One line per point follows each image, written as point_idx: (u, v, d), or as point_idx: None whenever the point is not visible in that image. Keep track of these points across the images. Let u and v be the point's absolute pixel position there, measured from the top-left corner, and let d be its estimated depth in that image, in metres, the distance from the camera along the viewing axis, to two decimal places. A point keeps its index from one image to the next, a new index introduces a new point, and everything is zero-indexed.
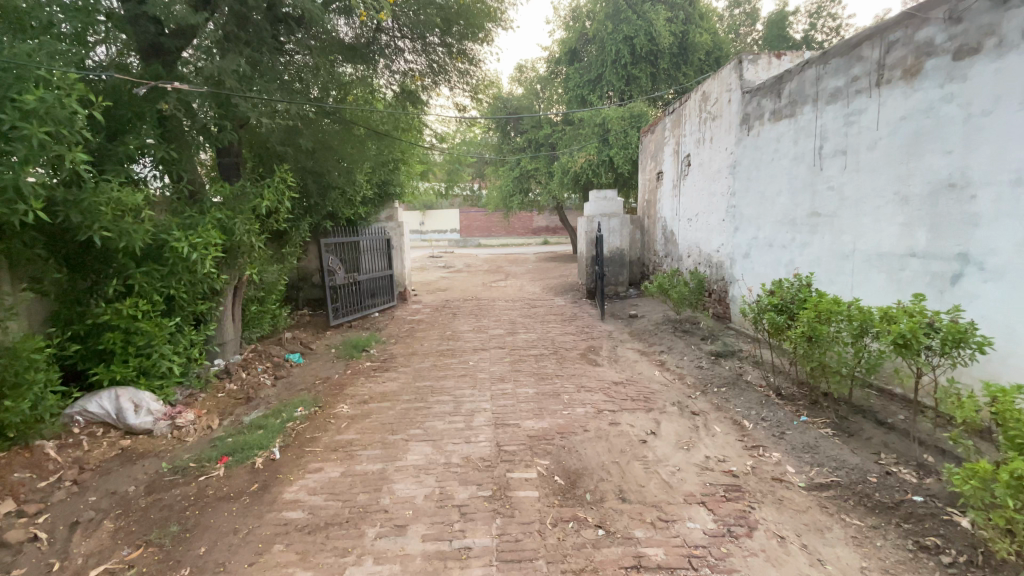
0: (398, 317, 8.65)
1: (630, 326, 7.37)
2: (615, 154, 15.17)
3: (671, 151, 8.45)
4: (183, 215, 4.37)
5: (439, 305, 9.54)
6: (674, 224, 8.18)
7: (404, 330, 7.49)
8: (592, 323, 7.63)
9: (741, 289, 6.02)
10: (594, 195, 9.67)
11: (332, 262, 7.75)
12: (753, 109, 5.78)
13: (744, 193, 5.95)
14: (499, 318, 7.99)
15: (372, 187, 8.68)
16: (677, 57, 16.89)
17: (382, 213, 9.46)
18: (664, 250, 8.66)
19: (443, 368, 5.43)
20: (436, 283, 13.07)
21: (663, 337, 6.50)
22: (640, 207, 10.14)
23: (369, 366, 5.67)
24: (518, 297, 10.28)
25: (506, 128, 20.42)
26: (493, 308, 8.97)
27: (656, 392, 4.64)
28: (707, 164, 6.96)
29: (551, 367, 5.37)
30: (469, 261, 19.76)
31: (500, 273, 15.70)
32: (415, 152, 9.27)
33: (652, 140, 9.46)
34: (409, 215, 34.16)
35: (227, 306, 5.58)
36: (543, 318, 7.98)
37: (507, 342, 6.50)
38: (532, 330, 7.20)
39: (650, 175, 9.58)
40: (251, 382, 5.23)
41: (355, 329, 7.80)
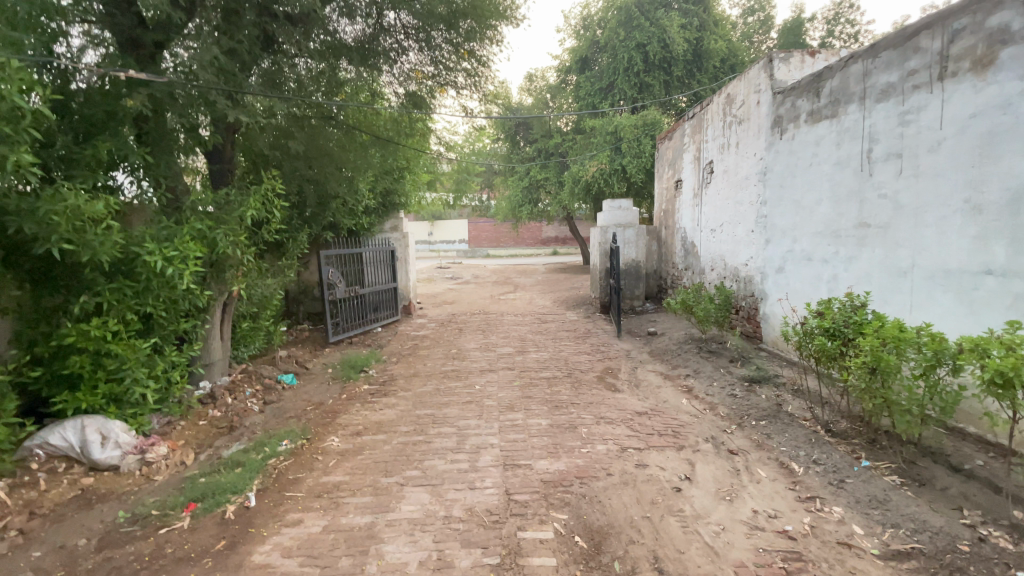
0: (402, 332, 8.18)
1: (650, 344, 6.84)
2: (628, 163, 14.70)
3: (691, 158, 7.96)
4: (159, 226, 3.95)
5: (445, 320, 9.07)
6: (696, 235, 7.67)
7: (408, 347, 7.02)
8: (608, 341, 7.10)
9: (775, 307, 5.49)
10: (608, 204, 9.19)
11: (332, 274, 7.32)
12: (787, 111, 5.28)
13: (777, 202, 5.44)
14: (508, 335, 7.50)
15: (376, 196, 8.27)
16: (691, 65, 16.46)
17: (386, 223, 9.04)
18: (684, 262, 8.14)
19: (446, 393, 4.94)
20: (443, 296, 12.61)
21: (687, 358, 5.96)
22: (656, 216, 9.63)
23: (367, 389, 5.19)
24: (528, 311, 9.79)
25: (515, 138, 20.06)
26: (502, 323, 8.48)
27: (686, 426, 4.11)
28: (733, 170, 6.46)
29: (566, 394, 4.86)
30: (477, 273, 19.32)
31: (509, 285, 15.22)
32: (421, 159, 8.85)
33: (670, 147, 8.97)
34: (417, 226, 33.89)
35: (214, 324, 5.16)
36: (554, 336, 7.47)
37: (517, 362, 6.00)
38: (544, 348, 6.69)
39: (668, 183, 9.09)
40: (237, 408, 4.78)
41: (355, 346, 7.34)
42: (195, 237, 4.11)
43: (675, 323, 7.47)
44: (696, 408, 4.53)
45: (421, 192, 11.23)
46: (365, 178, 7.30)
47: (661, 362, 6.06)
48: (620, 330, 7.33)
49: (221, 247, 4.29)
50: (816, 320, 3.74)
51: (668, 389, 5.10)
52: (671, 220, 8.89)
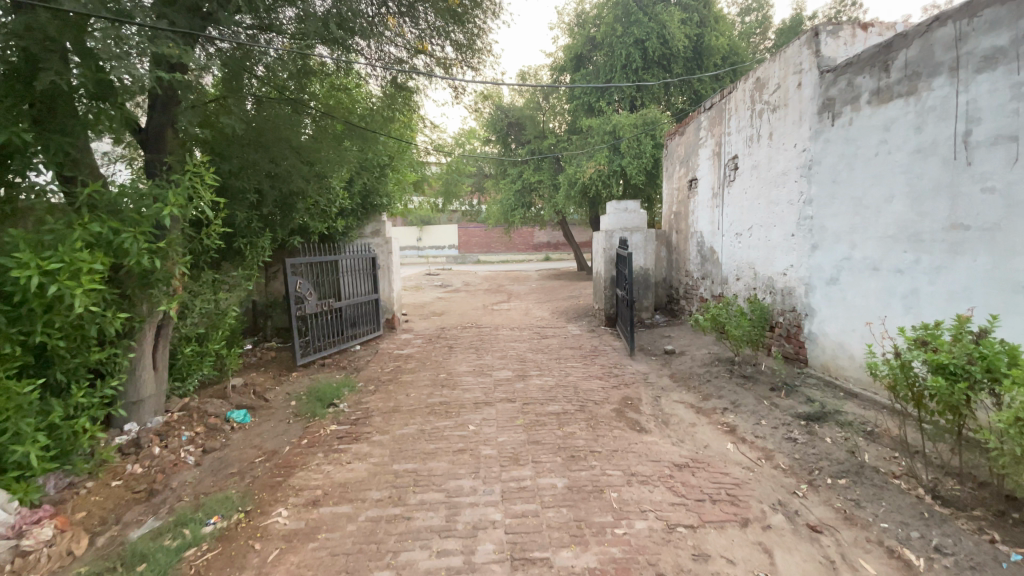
0: (384, 351, 7.16)
1: (670, 365, 5.91)
2: (628, 163, 13.80)
3: (708, 154, 7.06)
4: (40, 228, 2.93)
5: (433, 335, 8.06)
6: (716, 240, 6.80)
7: (389, 371, 6.01)
8: (620, 361, 6.16)
9: (827, 325, 4.61)
10: (613, 205, 8.22)
11: (302, 286, 6.33)
12: (839, 92, 4.42)
13: (827, 202, 4.57)
14: (505, 354, 6.53)
15: (352, 196, 7.27)
16: (690, 63, 15.68)
17: (367, 227, 7.93)
18: (701, 271, 7.23)
19: (433, 436, 3.96)
20: (431, 307, 11.57)
21: (718, 384, 5.04)
22: (664, 218, 8.70)
23: (334, 432, 4.18)
24: (525, 324, 8.81)
25: (506, 139, 19.11)
26: (497, 339, 7.50)
27: (743, 487, 3.18)
28: (765, 165, 5.59)
29: (583, 436, 3.90)
30: (467, 280, 18.33)
31: (502, 294, 14.22)
32: (403, 155, 7.86)
33: (680, 143, 8.08)
34: (405, 232, 32.81)
35: (142, 352, 4.15)
36: (559, 355, 6.52)
37: (519, 390, 5.02)
38: (548, 371, 5.73)
39: (678, 183, 8.16)
40: (167, 461, 3.76)
41: (328, 369, 6.33)
42: (95, 242, 3.11)
43: (696, 341, 6.55)
44: (748, 459, 3.60)
45: (405, 193, 10.20)
46: (337, 174, 6.34)
47: (688, 387, 5.13)
48: (631, 347, 6.33)
49: (136, 256, 3.30)
50: (925, 353, 2.83)
51: (706, 428, 4.16)
52: (683, 224, 7.98)
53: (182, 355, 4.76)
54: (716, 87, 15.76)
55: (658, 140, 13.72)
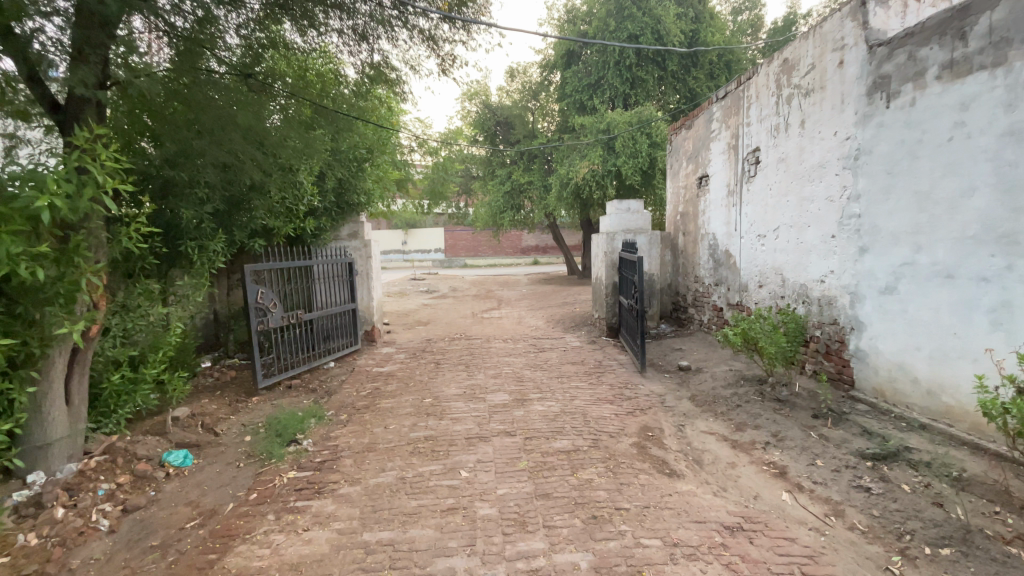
0: (361, 368, 6.33)
1: (688, 385, 5.19)
2: (624, 163, 13.01)
3: (721, 148, 6.38)
4: None
5: (417, 349, 7.24)
6: (732, 242, 6.11)
7: (365, 395, 5.18)
8: (631, 380, 5.42)
9: (881, 342, 3.93)
10: (614, 205, 7.58)
11: (265, 295, 5.47)
12: (897, 68, 3.76)
13: (881, 197, 3.90)
14: (500, 373, 5.74)
15: (324, 194, 6.44)
16: (686, 60, 14.93)
17: (342, 229, 7.10)
18: (714, 277, 6.54)
19: (415, 489, 3.16)
20: (416, 315, 10.72)
21: (751, 410, 4.32)
22: (669, 219, 7.98)
23: (292, 481, 3.36)
24: (518, 335, 8.03)
25: (494, 139, 18.33)
26: (489, 353, 6.72)
27: (821, 563, 2.45)
28: (795, 157, 4.91)
29: (603, 485, 3.14)
30: (454, 285, 17.56)
31: (491, 300, 13.41)
32: (380, 150, 7.06)
33: (686, 138, 7.40)
34: (389, 236, 31.82)
35: (52, 382, 3.29)
36: (560, 372, 5.76)
37: (520, 420, 4.24)
38: (550, 393, 4.97)
39: (684, 180, 7.45)
40: (70, 528, 2.90)
41: (296, 392, 5.48)
42: None
43: (713, 356, 5.83)
44: (812, 516, 2.86)
45: (386, 193, 9.34)
46: (304, 168, 5.53)
47: (715, 413, 4.40)
48: (642, 362, 5.60)
49: (8, 262, 2.47)
50: None
51: (749, 470, 3.43)
52: (690, 226, 7.27)
53: (110, 383, 3.88)
54: (712, 85, 15.16)
55: (654, 140, 13.05)
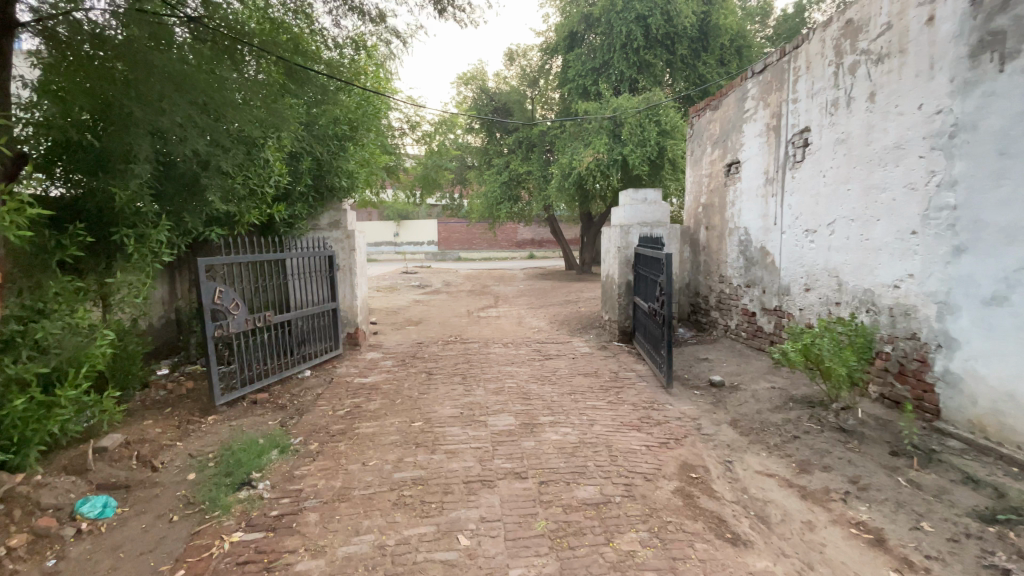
0: (342, 378, 5.47)
1: (725, 406, 4.40)
2: (631, 152, 12.08)
3: (757, 130, 5.57)
4: None
5: (406, 354, 6.37)
6: (770, 238, 5.32)
7: (343, 415, 4.33)
8: (656, 398, 4.62)
9: (984, 365, 3.16)
10: (629, 193, 6.67)
11: (225, 295, 4.60)
12: (1016, 20, 2.95)
13: (988, 184, 3.12)
14: (503, 387, 4.91)
15: (303, 177, 5.56)
16: (696, 43, 14.08)
17: (322, 217, 6.21)
18: (745, 278, 5.75)
19: (397, 568, 2.34)
20: (406, 313, 9.83)
21: (813, 444, 3.54)
22: (689, 211, 7.15)
23: (236, 550, 2.54)
24: (520, 338, 7.20)
25: (491, 127, 17.39)
26: (489, 361, 5.88)
27: None
28: (862, 136, 4.12)
29: (652, 562, 2.36)
30: (448, 279, 16.67)
31: (487, 296, 12.54)
32: (365, 125, 6.14)
33: (712, 120, 6.57)
34: (380, 227, 30.78)
35: None
36: (573, 387, 4.95)
37: (532, 455, 3.41)
38: (565, 415, 4.15)
39: (708, 168, 6.64)
40: None
41: (261, 409, 4.62)
42: None
43: (748, 372, 5.04)
44: None
45: (374, 179, 8.42)
46: (270, 142, 4.64)
47: (768, 446, 3.62)
48: (667, 376, 4.80)
49: None
50: None
51: (833, 535, 2.65)
52: (715, 219, 6.45)
53: (29, 406, 3.05)
54: (723, 71, 14.30)
55: (664, 128, 12.17)
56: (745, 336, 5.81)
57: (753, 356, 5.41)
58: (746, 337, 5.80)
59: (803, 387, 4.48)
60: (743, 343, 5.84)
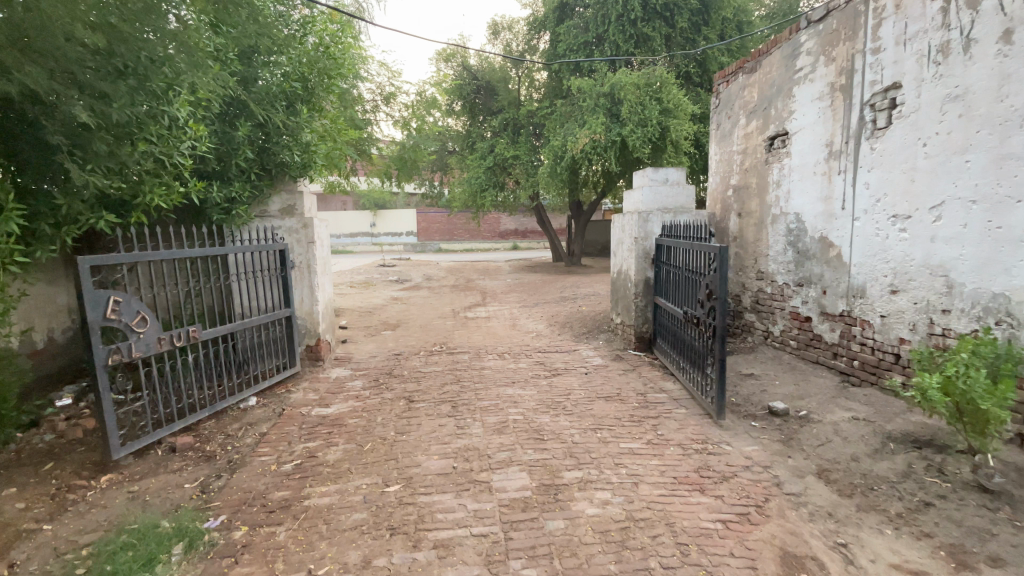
0: (296, 407, 4.24)
1: (801, 448, 3.36)
2: (630, 132, 10.92)
3: (815, 93, 4.51)
4: None
5: (381, 371, 5.15)
6: (833, 226, 4.29)
7: (290, 473, 3.12)
8: (707, 437, 3.54)
9: None
10: (648, 173, 5.53)
11: (127, 307, 3.33)
12: None
13: None
14: (506, 420, 3.74)
15: (245, 147, 4.30)
16: (696, 16, 12.90)
17: (273, 202, 4.96)
18: (796, 275, 4.74)
19: None
20: (382, 314, 8.56)
21: (957, 519, 2.52)
22: (713, 195, 6.09)
23: None
24: (518, 346, 6.03)
25: (474, 108, 16.05)
26: (484, 379, 4.70)
27: None
28: (989, 91, 3.10)
29: None
30: (428, 273, 15.40)
31: (473, 293, 11.32)
32: (323, 85, 4.86)
33: (747, 86, 5.49)
34: (356, 217, 29.17)
35: None
36: (597, 417, 3.83)
37: (566, 550, 2.30)
38: (598, 468, 3.03)
39: (741, 143, 5.58)
40: None
41: (180, 463, 3.40)
42: None
43: (812, 398, 4.01)
44: None
45: (339, 158, 7.11)
46: (183, 94, 3.39)
47: (891, 520, 2.59)
48: (719, 408, 3.71)
49: None
50: None
51: None
52: (751, 203, 5.37)
53: None
54: (724, 48, 13.16)
55: (666, 105, 11.03)
56: (795, 346, 4.80)
57: (812, 375, 4.38)
58: (796, 346, 4.79)
59: (898, 420, 3.46)
60: (792, 355, 4.83)
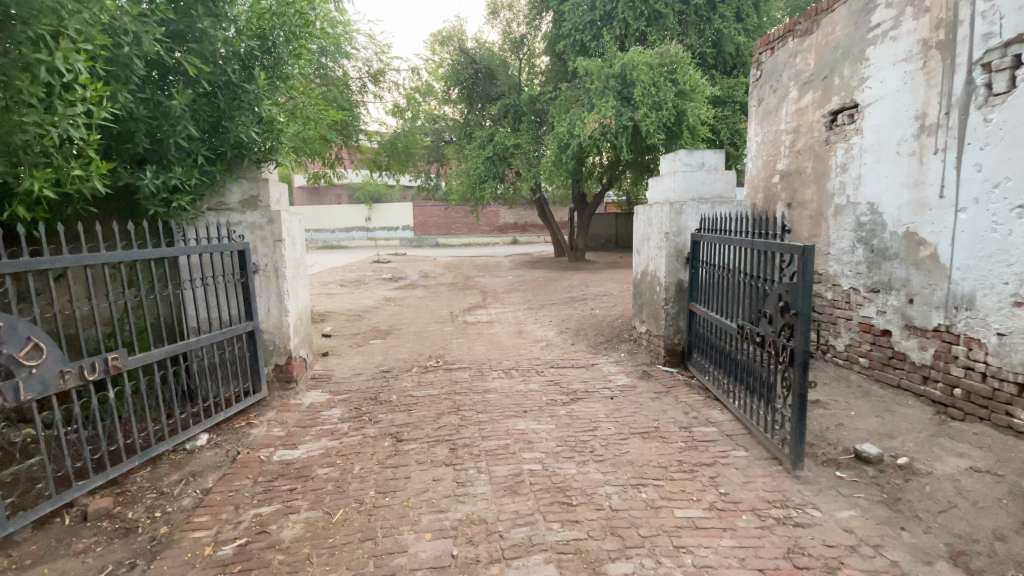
0: (254, 449, 3.37)
1: (916, 516, 2.52)
2: (642, 117, 10.01)
3: (898, 54, 3.65)
4: None
5: (365, 394, 4.28)
6: (925, 218, 3.44)
7: (227, 563, 2.27)
8: (786, 497, 2.70)
9: None
10: (680, 156, 4.69)
11: (9, 333, 2.48)
12: None
13: None
14: (521, 471, 2.88)
15: (190, 123, 3.43)
16: None
17: (233, 193, 4.09)
18: (869, 279, 3.90)
19: None
20: (373, 318, 7.68)
21: None
22: (754, 182, 5.24)
23: None
24: (527, 360, 5.16)
25: (472, 94, 15.10)
26: (490, 408, 3.84)
27: None
28: None
29: None
30: (425, 270, 14.55)
31: (473, 292, 10.46)
32: (289, 47, 3.98)
33: (799, 52, 4.62)
34: (351, 211, 28.25)
35: None
36: (638, 466, 2.98)
37: None
38: (653, 557, 2.19)
39: (791, 121, 4.71)
40: None
41: (89, 539, 2.55)
42: None
43: (906, 438, 3.17)
44: None
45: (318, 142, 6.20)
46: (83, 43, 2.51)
47: None
48: (795, 457, 2.89)
49: None
50: None
51: None
52: (806, 191, 4.52)
53: None
54: (741, 27, 12.22)
55: (681, 87, 10.12)
56: (866, 365, 3.98)
57: (896, 405, 3.54)
58: (867, 365, 3.96)
59: None
60: (862, 375, 4.01)
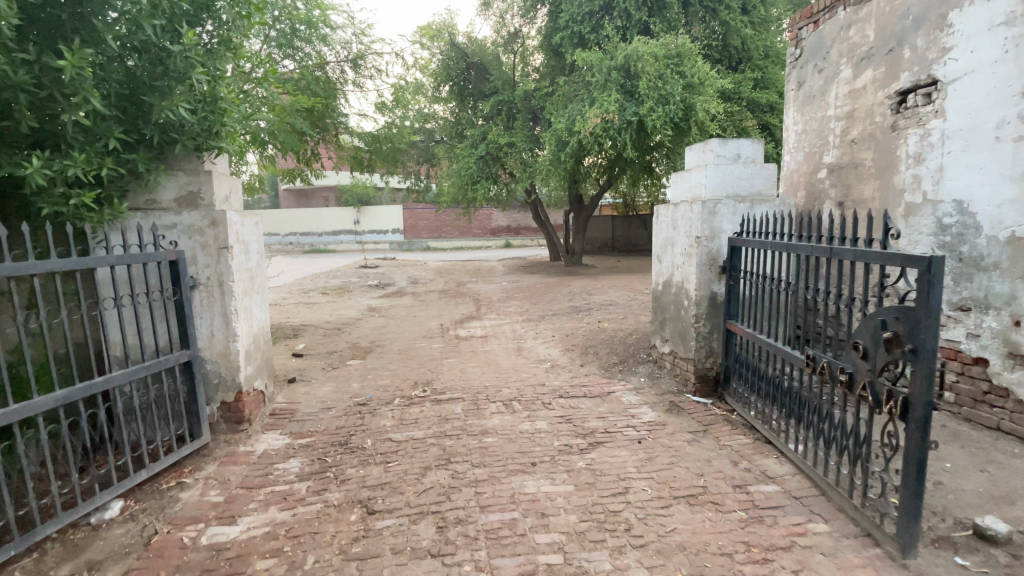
0: (178, 526, 2.55)
1: None
2: (648, 111, 9.30)
3: (995, 16, 2.93)
4: None
5: (333, 436, 3.47)
6: None
7: None
8: None
9: None
10: (712, 146, 3.95)
11: None
12: None
13: None
14: (535, 568, 2.10)
15: (96, 95, 2.62)
16: None
17: (168, 190, 3.29)
18: (956, 295, 3.18)
19: None
20: (354, 333, 6.86)
21: None
22: (795, 178, 4.52)
23: None
24: (531, 386, 4.37)
25: (464, 91, 14.36)
26: (489, 459, 3.04)
27: None
28: None
29: None
30: (414, 276, 13.72)
31: (466, 300, 9.68)
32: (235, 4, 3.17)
33: (854, 22, 3.90)
34: (339, 214, 27.37)
35: None
36: (692, 555, 2.20)
37: None
38: None
39: (843, 104, 4.00)
40: None
41: None
42: None
43: None
44: None
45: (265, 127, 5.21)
46: None
47: None
48: (905, 540, 2.17)
49: None
50: None
51: None
52: (864, 188, 3.80)
53: None
54: (748, 18, 11.58)
55: (689, 80, 9.42)
56: (950, 400, 3.26)
57: (1002, 455, 2.80)
58: (952, 399, 3.24)
59: None
60: (943, 412, 3.29)
